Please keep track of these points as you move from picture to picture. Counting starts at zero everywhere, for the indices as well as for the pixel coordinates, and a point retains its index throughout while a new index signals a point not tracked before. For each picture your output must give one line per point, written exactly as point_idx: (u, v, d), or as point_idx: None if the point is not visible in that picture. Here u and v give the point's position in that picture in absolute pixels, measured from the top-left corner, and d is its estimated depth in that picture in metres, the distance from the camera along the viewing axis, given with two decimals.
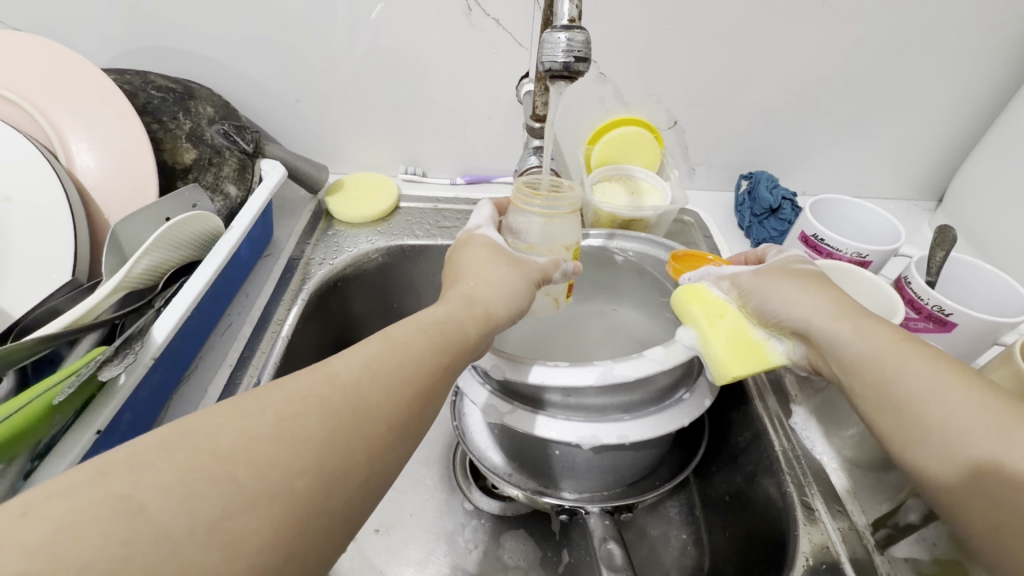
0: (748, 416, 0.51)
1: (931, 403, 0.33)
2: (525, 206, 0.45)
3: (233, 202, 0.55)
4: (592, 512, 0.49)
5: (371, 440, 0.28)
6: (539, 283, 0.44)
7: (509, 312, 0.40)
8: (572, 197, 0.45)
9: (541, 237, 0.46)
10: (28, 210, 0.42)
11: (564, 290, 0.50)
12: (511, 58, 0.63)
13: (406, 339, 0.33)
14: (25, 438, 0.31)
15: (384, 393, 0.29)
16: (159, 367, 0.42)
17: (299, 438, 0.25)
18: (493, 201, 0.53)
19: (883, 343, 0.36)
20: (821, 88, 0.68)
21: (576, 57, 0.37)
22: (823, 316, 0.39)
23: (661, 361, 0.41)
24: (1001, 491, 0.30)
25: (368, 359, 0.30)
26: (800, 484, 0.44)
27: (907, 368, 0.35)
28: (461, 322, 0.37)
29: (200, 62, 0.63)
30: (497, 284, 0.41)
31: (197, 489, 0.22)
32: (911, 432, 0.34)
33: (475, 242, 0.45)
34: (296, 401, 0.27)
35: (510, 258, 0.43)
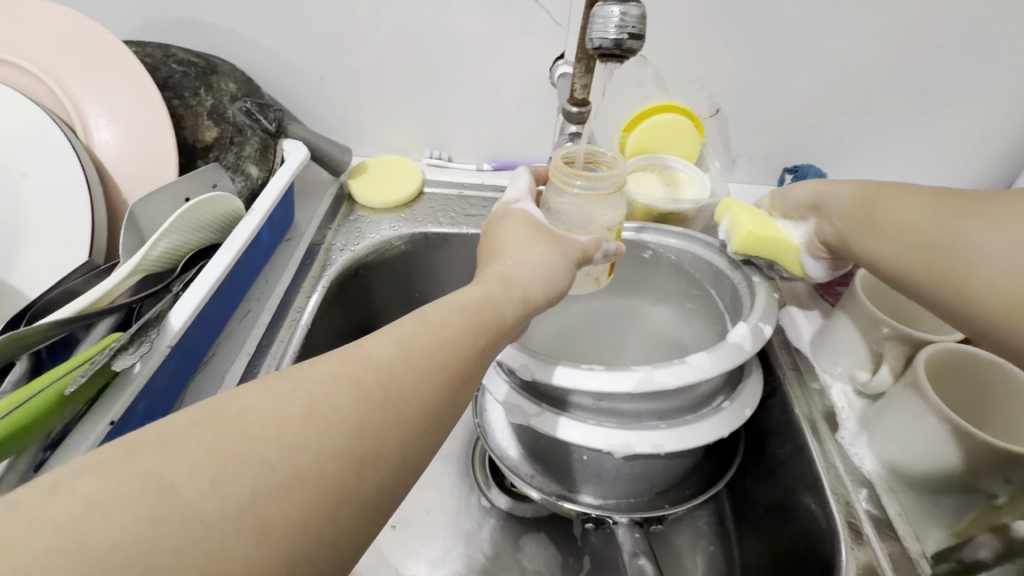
0: (788, 427, 0.48)
1: (909, 219, 0.39)
2: (565, 186, 0.42)
3: (254, 182, 0.53)
4: (619, 523, 0.47)
5: (403, 435, 0.25)
6: (579, 263, 0.41)
7: (548, 295, 0.37)
8: (616, 175, 0.41)
9: (580, 219, 0.43)
10: (44, 186, 0.41)
11: (607, 270, 0.46)
12: (546, 38, 0.59)
13: (441, 319, 0.31)
14: (36, 430, 0.29)
15: (418, 377, 0.27)
16: (175, 355, 0.40)
17: (333, 415, 0.23)
18: (530, 169, 0.50)
19: (874, 191, 0.43)
20: (879, 77, 0.63)
21: (630, 34, 0.34)
22: (829, 193, 0.46)
23: (705, 368, 0.38)
24: (932, 247, 0.36)
25: (402, 340, 0.28)
26: (847, 504, 0.41)
27: (889, 200, 0.41)
28: (499, 305, 0.34)
29: (224, 36, 0.61)
30: (537, 265, 0.38)
31: (228, 469, 0.20)
32: (899, 251, 0.39)
33: (513, 219, 0.42)
34: (329, 380, 0.25)
35: (549, 235, 0.40)
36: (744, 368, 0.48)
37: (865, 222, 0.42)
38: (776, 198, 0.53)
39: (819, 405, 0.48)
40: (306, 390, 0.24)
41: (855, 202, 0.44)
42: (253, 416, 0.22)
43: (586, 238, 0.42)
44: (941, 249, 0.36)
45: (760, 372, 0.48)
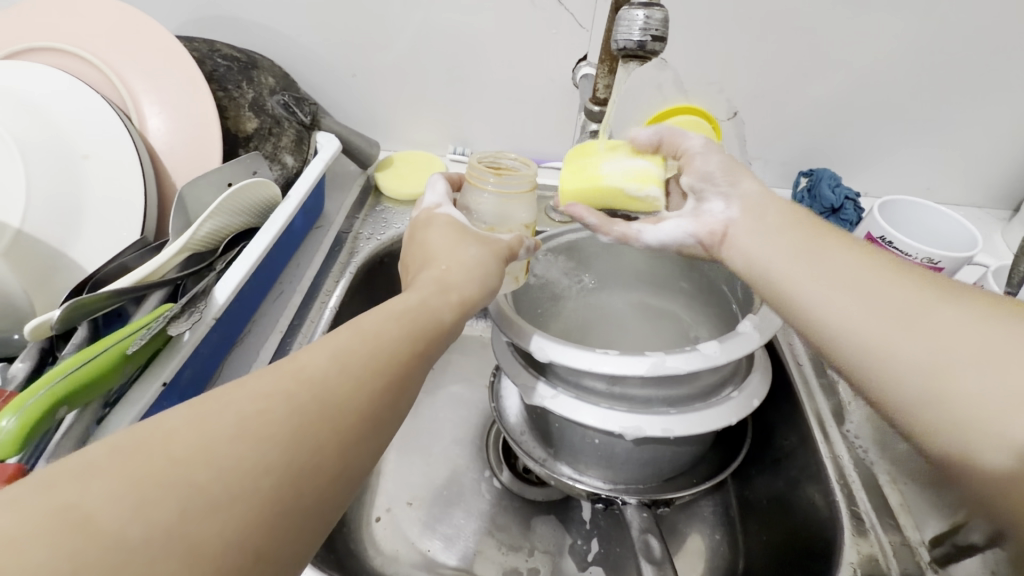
0: (794, 420, 0.49)
1: (864, 282, 0.33)
2: (479, 185, 0.43)
3: (289, 171, 0.55)
4: (628, 503, 0.49)
5: (344, 442, 0.25)
6: (507, 261, 0.42)
7: (481, 295, 0.38)
8: (527, 173, 0.43)
9: (498, 217, 0.44)
10: (105, 167, 0.44)
11: (525, 268, 0.48)
12: (570, 40, 0.61)
13: (377, 328, 0.30)
14: (101, 386, 0.32)
15: (356, 388, 0.26)
16: (218, 327, 0.43)
17: (264, 434, 0.23)
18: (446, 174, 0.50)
19: (804, 236, 0.38)
20: (894, 83, 0.64)
21: (653, 35, 0.36)
22: (749, 220, 0.41)
23: (714, 357, 0.40)
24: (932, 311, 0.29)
25: (337, 352, 0.27)
26: (850, 494, 0.43)
27: (838, 254, 0.36)
28: (434, 309, 0.34)
29: (264, 34, 0.64)
30: (469, 267, 0.38)
31: (152, 495, 0.19)
32: (855, 311, 0.32)
33: (439, 223, 0.42)
34: (258, 398, 0.24)
35: (476, 236, 0.41)
36: (753, 360, 0.49)
37: (811, 271, 0.36)
38: (712, 157, 0.44)
39: (826, 400, 0.49)
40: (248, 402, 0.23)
41: (789, 246, 0.38)
42: (190, 433, 0.22)
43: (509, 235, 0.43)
44: (910, 323, 0.30)
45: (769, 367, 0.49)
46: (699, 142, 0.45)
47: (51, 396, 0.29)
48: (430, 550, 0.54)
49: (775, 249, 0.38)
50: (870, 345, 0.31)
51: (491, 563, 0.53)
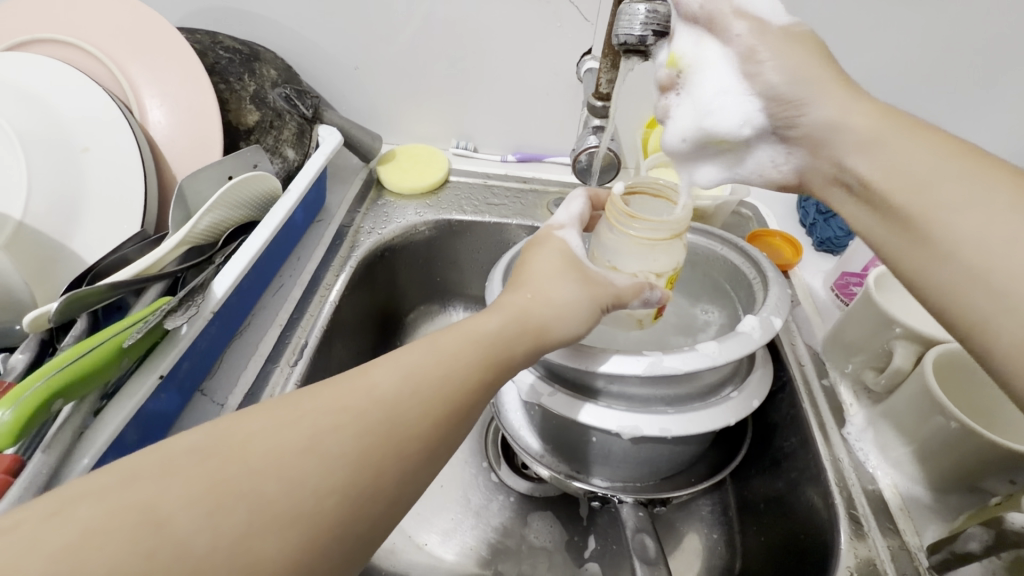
0: (795, 422, 0.49)
1: (949, 204, 0.29)
2: (620, 226, 0.41)
3: (290, 164, 0.56)
4: (625, 502, 0.49)
5: (402, 465, 0.27)
6: (609, 307, 0.39)
7: (567, 334, 0.37)
8: (674, 222, 0.40)
9: (629, 259, 0.41)
10: (106, 161, 0.44)
11: (652, 316, 0.47)
12: (574, 34, 0.61)
13: (455, 348, 0.32)
14: (98, 378, 0.32)
15: (424, 411, 0.28)
16: (216, 321, 0.43)
17: (335, 452, 0.25)
18: (589, 194, 0.48)
19: (910, 143, 0.32)
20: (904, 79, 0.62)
21: (655, 30, 0.36)
22: (839, 124, 0.34)
23: (714, 357, 0.39)
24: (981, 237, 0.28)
25: (411, 371, 0.29)
26: (849, 497, 0.42)
27: (937, 169, 0.30)
28: (512, 341, 0.34)
29: (267, 26, 0.64)
30: (559, 305, 0.37)
31: (223, 500, 0.22)
32: (926, 244, 0.30)
33: (550, 248, 0.41)
34: (336, 414, 0.26)
35: (583, 273, 0.39)
36: (754, 359, 0.49)
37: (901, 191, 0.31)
38: (781, 64, 0.34)
39: (827, 403, 0.49)
40: (317, 417, 0.26)
41: (886, 159, 0.32)
42: (264, 442, 0.24)
43: (626, 284, 0.40)
44: (984, 261, 0.28)
45: (770, 365, 0.49)
46: (745, 32, 0.35)
47: (48, 389, 0.29)
48: (427, 544, 0.54)
49: (874, 160, 0.33)
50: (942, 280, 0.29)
51: (487, 558, 0.54)
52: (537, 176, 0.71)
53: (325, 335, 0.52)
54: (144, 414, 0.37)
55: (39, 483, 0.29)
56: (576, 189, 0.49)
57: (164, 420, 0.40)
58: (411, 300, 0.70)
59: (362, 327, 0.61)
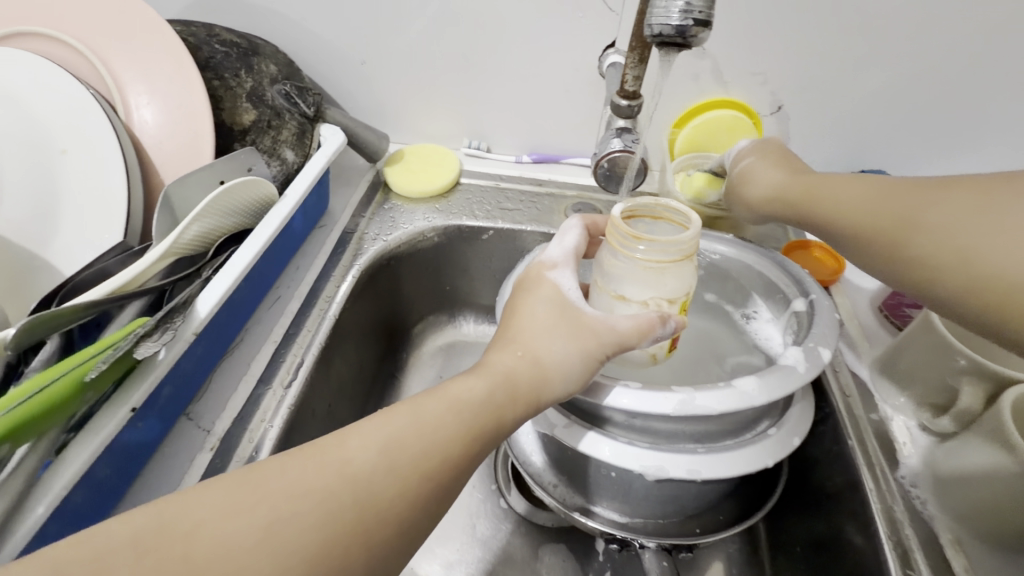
0: (839, 460, 0.44)
1: (852, 206, 0.38)
2: (625, 250, 0.35)
3: (289, 167, 0.52)
4: (646, 548, 0.44)
5: (368, 554, 0.25)
6: (609, 353, 0.35)
7: (556, 399, 0.34)
8: (687, 241, 0.34)
9: (636, 287, 0.36)
10: (86, 164, 0.40)
11: (666, 345, 0.40)
12: (598, 24, 0.56)
13: (436, 417, 0.30)
14: (55, 417, 0.28)
15: (395, 491, 0.27)
16: (202, 340, 0.40)
17: (297, 545, 0.23)
18: (584, 223, 0.44)
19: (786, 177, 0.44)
20: (970, 74, 0.55)
21: (696, 19, 0.31)
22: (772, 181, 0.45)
23: (753, 396, 0.34)
24: (861, 218, 0.37)
25: (386, 445, 0.27)
26: (904, 554, 0.37)
27: (823, 187, 0.41)
28: (499, 408, 0.31)
29: (269, 17, 0.60)
30: (548, 366, 0.33)
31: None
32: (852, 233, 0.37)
33: (541, 295, 0.36)
34: (295, 496, 0.25)
35: (574, 322, 0.35)
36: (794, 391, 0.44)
37: (801, 209, 0.42)
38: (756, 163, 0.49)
39: (877, 438, 0.43)
40: (273, 502, 0.24)
41: (804, 189, 0.42)
42: (210, 535, 0.22)
43: (630, 323, 0.35)
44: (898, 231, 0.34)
45: (811, 397, 0.44)
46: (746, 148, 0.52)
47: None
48: None
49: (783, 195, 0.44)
50: (881, 259, 0.35)
51: None
52: (553, 179, 0.66)
53: (322, 353, 0.48)
54: (118, 446, 0.34)
55: None
56: (570, 215, 0.44)
57: (144, 451, 0.36)
58: (419, 310, 0.66)
59: (364, 340, 0.57)
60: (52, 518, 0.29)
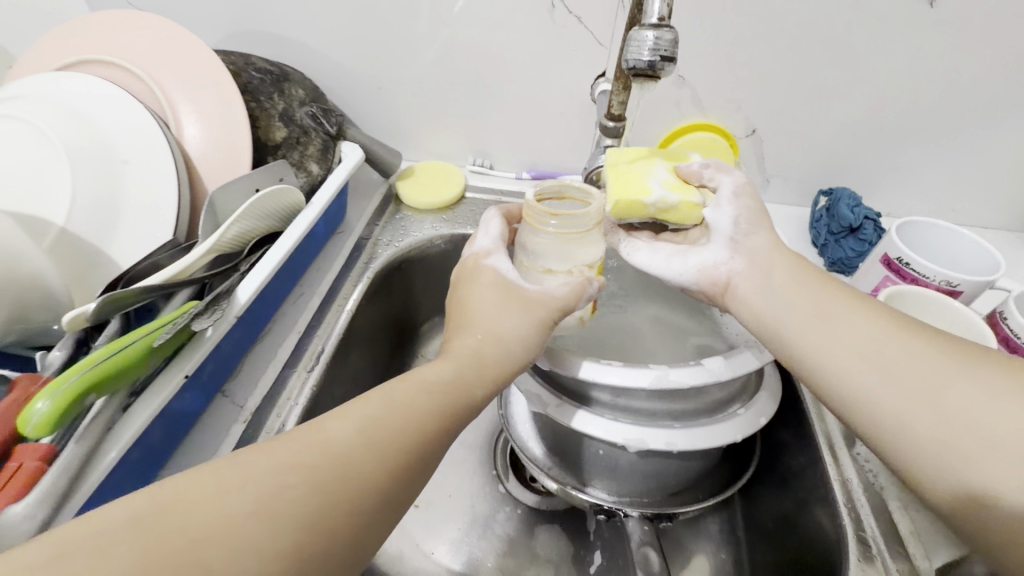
0: (803, 441, 0.49)
1: (884, 353, 0.34)
2: (541, 227, 0.42)
3: (314, 179, 0.58)
4: (631, 516, 0.49)
5: (354, 520, 0.28)
6: (557, 320, 0.41)
7: (517, 369, 0.39)
8: (593, 212, 0.41)
9: (559, 258, 0.43)
10: (145, 173, 0.46)
11: (590, 308, 0.46)
12: (589, 57, 0.63)
13: (407, 399, 0.33)
14: (127, 377, 0.33)
15: (376, 461, 0.30)
16: (238, 327, 0.46)
17: (284, 519, 0.26)
18: (501, 213, 0.49)
19: (803, 278, 0.40)
20: (922, 103, 0.61)
21: (662, 56, 0.37)
22: (773, 270, 0.41)
23: (719, 372, 0.40)
24: (913, 377, 0.33)
25: (364, 423, 0.31)
26: (857, 518, 0.42)
27: (853, 318, 0.37)
28: (466, 384, 0.36)
29: (297, 48, 0.67)
30: (507, 340, 0.39)
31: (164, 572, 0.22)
32: (876, 381, 0.34)
33: (486, 281, 0.42)
34: (282, 472, 0.27)
35: (521, 301, 0.41)
36: (762, 377, 0.49)
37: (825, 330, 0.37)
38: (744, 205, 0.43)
39: (837, 422, 0.48)
40: (262, 480, 0.27)
41: (806, 304, 0.39)
42: (212, 507, 0.25)
43: (566, 288, 0.41)
44: (928, 398, 0.32)
45: (779, 383, 0.49)
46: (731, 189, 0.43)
47: (84, 381, 0.30)
48: (435, 553, 0.55)
49: (798, 305, 0.39)
50: (890, 401, 0.33)
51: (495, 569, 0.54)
52: None
53: (341, 343, 0.54)
54: (169, 413, 0.39)
55: (71, 470, 0.30)
56: (487, 209, 0.50)
57: (188, 419, 0.41)
58: (426, 312, 0.72)
59: (376, 336, 0.62)
60: (117, 468, 0.34)
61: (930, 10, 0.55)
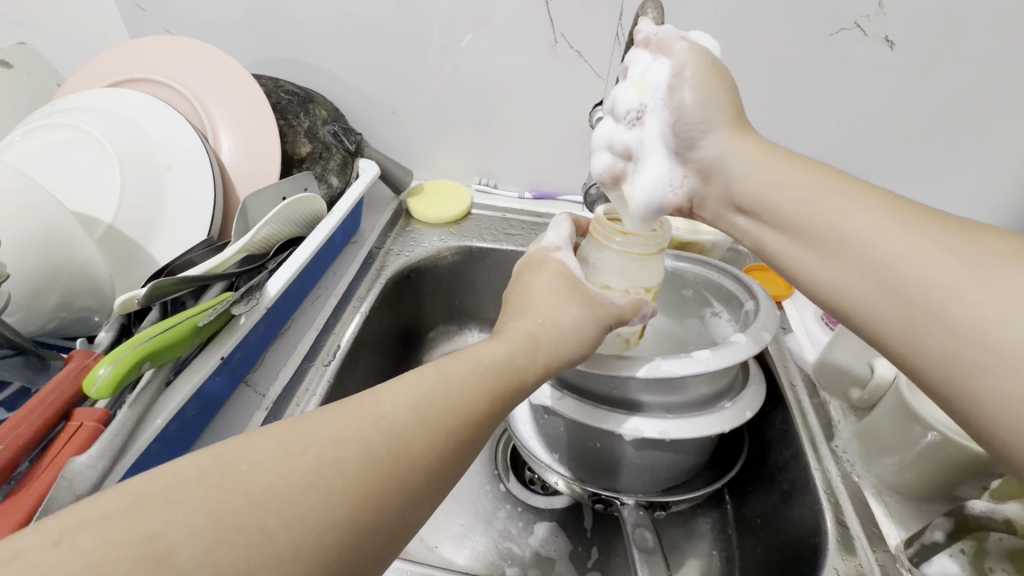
0: (787, 436, 0.52)
1: (890, 266, 0.31)
2: (606, 243, 0.45)
3: (334, 191, 0.63)
4: (626, 504, 0.52)
5: (404, 497, 0.27)
6: (613, 325, 0.43)
7: (571, 357, 0.40)
8: (658, 237, 0.44)
9: (618, 275, 0.46)
10: (186, 179, 0.51)
11: (636, 332, 0.50)
12: (587, 87, 0.69)
13: (461, 377, 0.33)
14: (174, 353, 0.37)
15: (426, 443, 0.29)
16: (264, 319, 0.50)
17: (337, 490, 0.25)
18: (572, 219, 0.53)
19: (778, 168, 0.38)
20: (887, 137, 0.67)
21: None
22: (772, 183, 0.38)
23: (707, 362, 0.44)
24: (894, 268, 0.31)
25: (417, 402, 0.30)
26: (836, 504, 0.45)
27: (829, 205, 0.35)
28: (521, 367, 0.36)
29: (321, 74, 0.73)
30: (563, 327, 0.40)
31: (224, 536, 0.21)
32: (857, 277, 0.33)
33: (551, 270, 0.45)
34: (339, 443, 0.26)
35: (582, 296, 0.43)
36: (746, 376, 0.53)
37: (803, 221, 0.36)
38: (693, 94, 0.41)
39: (818, 419, 0.52)
40: (316, 452, 0.26)
41: (784, 193, 0.37)
42: (256, 474, 0.24)
43: (625, 300, 0.44)
44: (937, 315, 0.28)
45: (763, 382, 0.53)
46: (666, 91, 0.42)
47: (138, 352, 0.34)
48: (438, 546, 0.57)
49: (770, 193, 0.38)
50: (869, 296, 0.32)
51: (496, 562, 0.56)
52: (550, 212, 0.78)
53: (356, 341, 0.57)
54: (203, 394, 0.42)
55: (123, 432, 0.34)
56: (561, 214, 0.54)
57: (217, 402, 0.45)
58: (432, 321, 0.75)
59: (386, 339, 0.65)
60: (157, 440, 0.37)
61: (891, 53, 0.61)
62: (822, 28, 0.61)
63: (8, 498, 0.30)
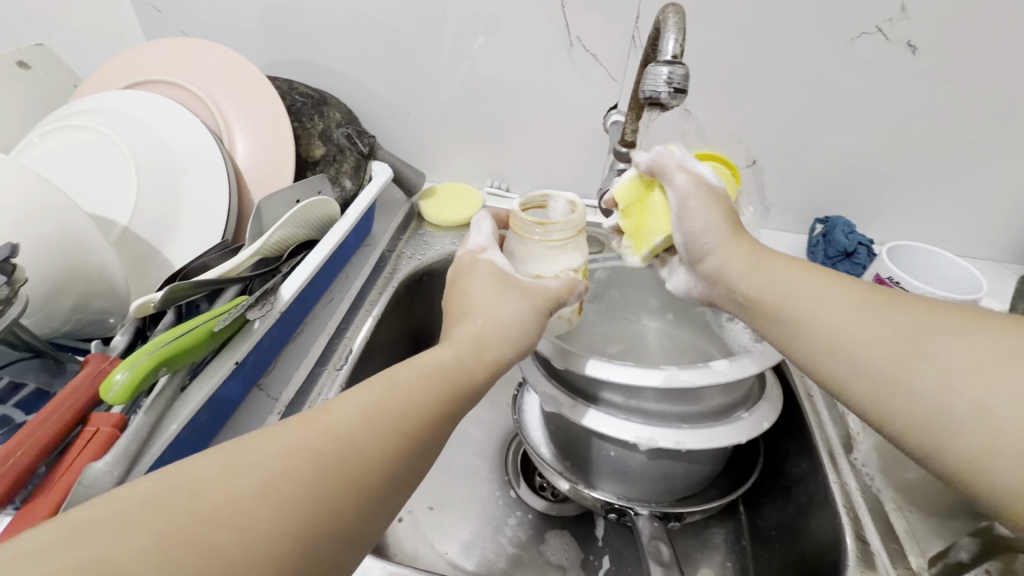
0: (805, 448, 0.52)
1: (857, 344, 0.34)
2: (527, 236, 0.44)
3: (347, 193, 0.63)
4: (640, 514, 0.51)
5: (363, 501, 0.27)
6: (551, 310, 0.42)
7: (515, 353, 0.39)
8: (574, 219, 0.44)
9: (546, 264, 0.44)
10: (200, 182, 0.51)
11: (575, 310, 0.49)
12: (603, 90, 0.68)
13: (411, 382, 0.32)
14: (189, 358, 0.37)
15: (377, 446, 0.28)
16: (277, 323, 0.49)
17: (286, 503, 0.24)
18: (490, 215, 0.51)
19: (746, 249, 0.41)
20: (906, 143, 0.66)
21: (674, 88, 0.42)
22: (741, 266, 0.40)
23: (724, 373, 0.43)
24: (861, 346, 0.33)
25: (367, 408, 0.29)
26: (855, 518, 0.44)
27: (795, 289, 0.38)
28: (468, 369, 0.35)
29: (334, 76, 0.73)
30: (506, 323, 0.39)
31: (179, 553, 0.21)
32: (830, 352, 0.35)
33: (482, 272, 0.43)
34: (285, 455, 0.26)
35: (519, 288, 0.42)
36: (764, 387, 0.52)
37: (773, 300, 0.38)
38: (700, 213, 0.42)
39: (835, 430, 0.52)
40: (265, 464, 0.25)
41: (756, 275, 0.40)
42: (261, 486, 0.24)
43: (559, 282, 0.44)
44: (901, 390, 0.31)
45: (779, 392, 0.52)
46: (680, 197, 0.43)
47: (155, 358, 0.34)
48: (447, 552, 0.56)
49: (743, 273, 0.40)
50: (840, 372, 0.34)
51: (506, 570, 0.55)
52: None
53: (368, 345, 0.57)
54: (217, 399, 0.42)
55: (139, 438, 0.34)
56: (478, 212, 0.52)
57: (230, 407, 0.45)
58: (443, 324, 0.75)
59: (397, 342, 0.65)
60: (171, 445, 0.37)
61: (912, 58, 0.60)
62: (841, 33, 0.60)
63: (28, 505, 0.30)
